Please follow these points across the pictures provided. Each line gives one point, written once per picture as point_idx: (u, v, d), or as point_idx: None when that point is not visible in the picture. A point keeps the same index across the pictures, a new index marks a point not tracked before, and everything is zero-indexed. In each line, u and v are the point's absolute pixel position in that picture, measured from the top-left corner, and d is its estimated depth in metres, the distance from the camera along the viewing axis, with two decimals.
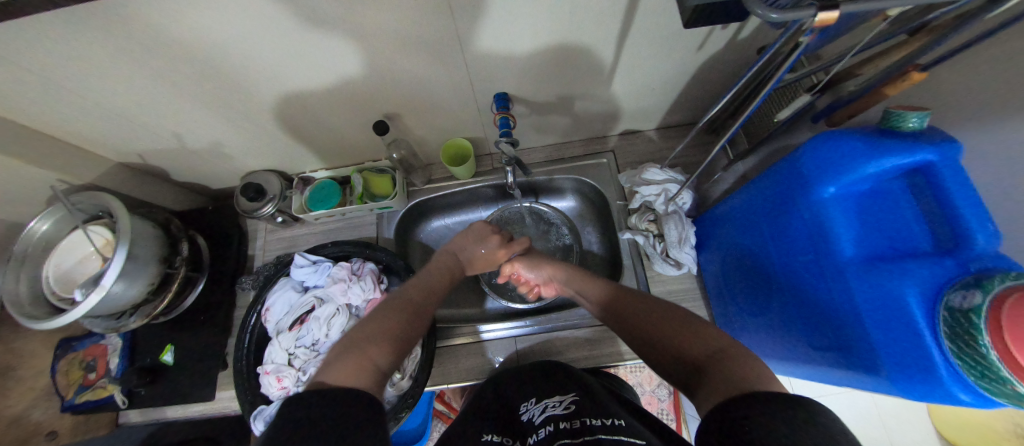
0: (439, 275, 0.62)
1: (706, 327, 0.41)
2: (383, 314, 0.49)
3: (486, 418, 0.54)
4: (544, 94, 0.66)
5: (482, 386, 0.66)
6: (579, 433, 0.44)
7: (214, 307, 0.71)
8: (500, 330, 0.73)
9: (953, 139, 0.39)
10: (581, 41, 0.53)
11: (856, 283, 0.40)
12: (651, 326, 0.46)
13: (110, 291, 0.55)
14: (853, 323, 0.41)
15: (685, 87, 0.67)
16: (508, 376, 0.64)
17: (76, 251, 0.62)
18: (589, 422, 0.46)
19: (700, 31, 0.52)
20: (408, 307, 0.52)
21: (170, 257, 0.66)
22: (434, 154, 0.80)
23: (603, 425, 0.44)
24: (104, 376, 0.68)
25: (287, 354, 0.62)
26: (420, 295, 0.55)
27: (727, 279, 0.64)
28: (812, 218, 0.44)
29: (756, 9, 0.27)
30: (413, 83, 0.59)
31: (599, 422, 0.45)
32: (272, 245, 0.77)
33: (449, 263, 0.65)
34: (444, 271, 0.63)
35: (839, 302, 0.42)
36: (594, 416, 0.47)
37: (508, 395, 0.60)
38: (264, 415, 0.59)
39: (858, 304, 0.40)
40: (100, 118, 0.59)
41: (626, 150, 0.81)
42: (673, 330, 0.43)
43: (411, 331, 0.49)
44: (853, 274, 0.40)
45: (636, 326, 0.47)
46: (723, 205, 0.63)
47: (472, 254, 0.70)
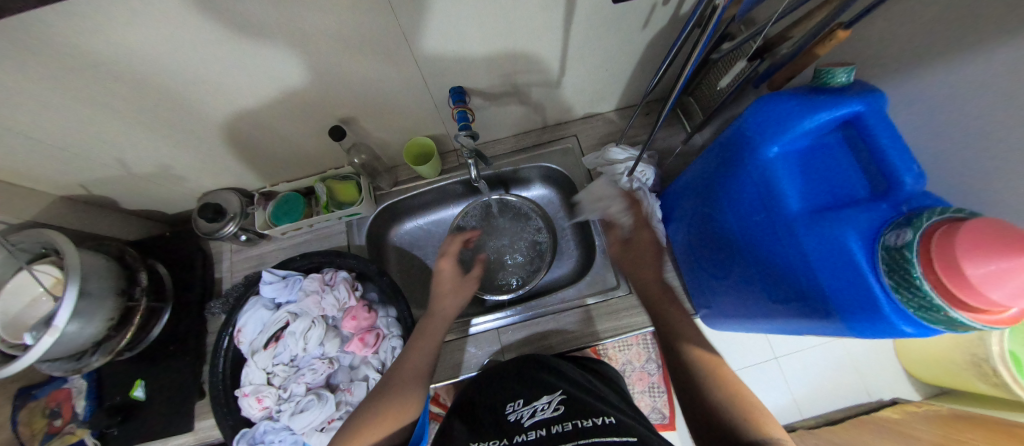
0: (418, 347, 0.56)
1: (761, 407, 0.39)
2: (382, 394, 0.50)
3: (475, 426, 0.53)
4: (500, 84, 0.66)
5: (467, 388, 0.66)
6: (570, 436, 0.44)
7: (183, 336, 0.68)
8: (488, 322, 0.73)
9: (876, 90, 0.42)
10: (527, 29, 0.53)
11: (805, 235, 0.42)
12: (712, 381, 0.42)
13: (64, 331, 0.53)
14: (806, 273, 0.43)
15: (636, 66, 0.68)
16: (492, 373, 0.66)
17: (23, 293, 0.58)
18: (579, 423, 0.46)
19: (642, 8, 0.53)
20: (398, 380, 0.52)
21: (129, 288, 0.63)
22: (397, 156, 0.79)
23: (593, 425, 0.44)
24: (71, 421, 0.64)
25: (265, 373, 0.61)
26: (406, 372, 0.53)
27: (696, 246, 0.66)
28: (761, 183, 0.46)
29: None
30: (364, 85, 0.58)
31: (588, 422, 0.45)
32: (240, 264, 0.75)
33: (436, 324, 0.60)
34: (427, 335, 0.58)
35: (792, 254, 0.44)
36: (583, 416, 0.47)
37: (497, 394, 0.60)
38: (249, 436, 0.59)
39: (809, 256, 0.42)
40: (30, 151, 0.56)
41: (588, 133, 0.82)
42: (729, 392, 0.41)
43: (399, 416, 0.49)
44: (803, 229, 0.42)
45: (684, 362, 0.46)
46: (686, 173, 0.65)
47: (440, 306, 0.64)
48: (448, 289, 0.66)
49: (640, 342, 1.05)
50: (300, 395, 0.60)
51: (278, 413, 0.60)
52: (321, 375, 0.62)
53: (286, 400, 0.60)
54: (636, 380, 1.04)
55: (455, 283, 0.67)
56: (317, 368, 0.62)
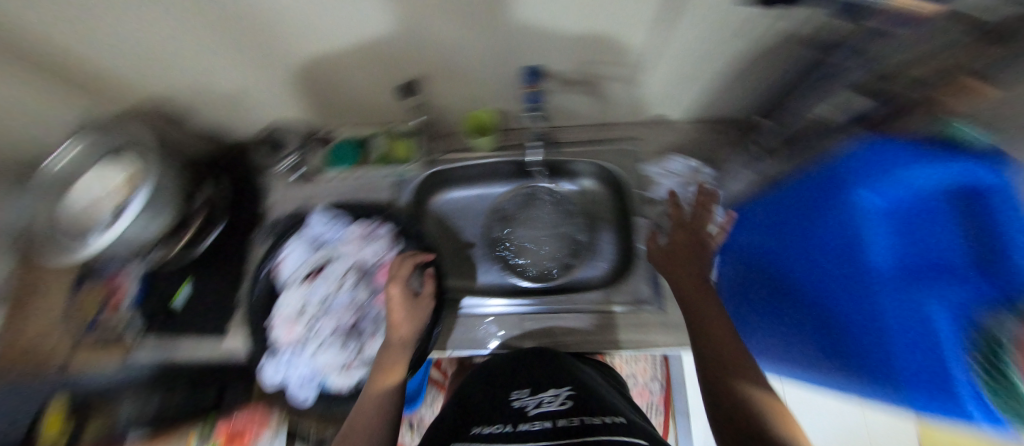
0: (377, 389, 0.54)
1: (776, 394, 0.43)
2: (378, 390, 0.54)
3: (474, 414, 0.53)
4: (578, 71, 0.64)
5: (462, 385, 0.65)
6: (578, 429, 0.43)
7: (230, 254, 0.72)
8: (500, 305, 0.74)
9: None
10: (623, 17, 0.51)
11: (886, 299, 0.40)
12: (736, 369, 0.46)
13: (128, 230, 0.56)
14: (876, 333, 0.41)
15: (723, 76, 0.64)
16: (495, 364, 0.65)
17: (96, 187, 0.62)
18: (587, 420, 0.45)
19: (752, 16, 0.50)
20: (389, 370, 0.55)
21: (188, 203, 0.65)
22: (455, 124, 0.79)
23: (603, 423, 0.43)
24: (117, 311, 0.69)
25: (298, 305, 0.63)
26: (365, 419, 0.51)
27: (745, 282, 0.63)
28: (846, 233, 0.45)
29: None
30: (445, 47, 0.57)
31: (596, 418, 0.45)
32: (287, 197, 0.75)
33: (393, 354, 0.57)
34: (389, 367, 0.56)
35: (865, 309, 0.42)
36: (592, 414, 0.46)
37: (498, 384, 0.60)
38: (273, 360, 0.62)
39: (886, 318, 0.40)
40: (121, 55, 0.58)
41: (652, 139, 0.78)
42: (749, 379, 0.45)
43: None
44: (885, 292, 0.40)
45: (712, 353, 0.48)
46: (756, 204, 0.62)
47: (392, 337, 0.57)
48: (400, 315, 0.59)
49: (648, 359, 1.04)
50: (326, 333, 0.62)
51: (302, 345, 0.62)
52: (348, 319, 0.63)
53: (313, 335, 0.62)
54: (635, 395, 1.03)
55: (406, 308, 0.60)
56: (346, 312, 0.64)
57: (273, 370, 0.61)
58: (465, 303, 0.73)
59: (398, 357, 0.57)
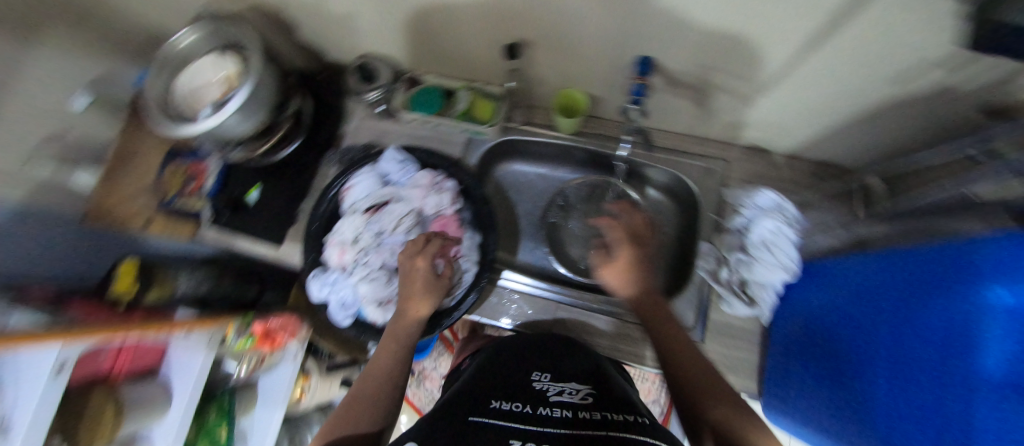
0: (386, 349, 0.54)
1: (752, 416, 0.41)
2: (384, 353, 0.53)
3: (491, 385, 0.52)
4: (693, 73, 0.60)
5: (478, 360, 0.63)
6: (597, 422, 0.41)
7: (302, 167, 0.76)
8: (531, 287, 0.73)
9: None
10: (767, 33, 0.46)
11: (982, 408, 0.32)
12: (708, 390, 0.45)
13: (228, 119, 0.59)
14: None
15: (854, 114, 0.58)
16: (511, 345, 0.65)
17: (203, 72, 0.65)
18: (608, 415, 0.43)
19: (925, 61, 0.43)
20: (398, 335, 0.55)
21: (281, 108, 0.69)
22: (542, 97, 0.77)
23: (625, 419, 0.41)
24: (197, 192, 0.74)
25: (354, 233, 0.65)
26: (379, 370, 0.51)
27: (806, 342, 0.57)
28: (956, 325, 0.37)
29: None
30: (561, 20, 0.54)
31: (617, 415, 0.43)
32: (363, 130, 0.79)
33: (403, 328, 0.55)
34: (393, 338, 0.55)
35: (951, 417, 0.34)
36: (613, 411, 0.44)
37: (515, 365, 0.59)
38: (321, 277, 0.65)
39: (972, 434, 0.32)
40: None
41: (740, 165, 0.74)
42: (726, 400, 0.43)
43: (382, 416, 0.46)
44: (982, 400, 0.32)
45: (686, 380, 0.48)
46: (842, 262, 0.55)
47: (405, 309, 0.56)
48: (417, 290, 0.56)
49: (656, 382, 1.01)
50: (372, 267, 0.63)
51: (348, 270, 0.64)
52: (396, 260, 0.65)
53: (359, 265, 0.63)
54: None
55: (426, 284, 0.56)
56: (395, 252, 0.65)
57: (319, 287, 0.64)
58: (503, 276, 0.73)
59: (407, 331, 0.55)
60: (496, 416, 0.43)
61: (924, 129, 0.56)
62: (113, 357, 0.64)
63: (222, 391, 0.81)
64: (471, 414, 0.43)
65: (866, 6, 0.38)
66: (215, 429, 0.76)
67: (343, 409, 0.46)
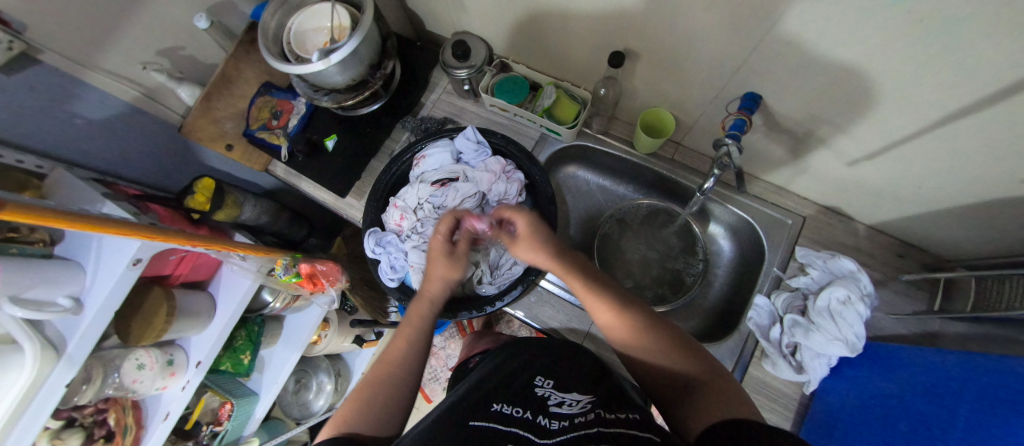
0: (403, 334, 0.54)
1: (690, 348, 0.47)
2: (398, 340, 0.54)
3: (494, 384, 0.51)
4: (801, 120, 0.57)
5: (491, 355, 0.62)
6: (592, 425, 0.40)
7: (380, 128, 0.77)
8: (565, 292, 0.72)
9: None
10: (900, 97, 0.45)
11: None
12: (651, 346, 0.48)
13: (329, 68, 0.62)
14: None
15: (969, 204, 0.54)
16: (524, 341, 0.61)
17: (317, 18, 0.69)
18: (603, 415, 0.42)
19: None
20: (411, 322, 0.55)
21: (376, 67, 0.71)
22: (628, 111, 0.75)
23: (616, 419, 0.40)
24: (281, 128, 0.77)
25: (417, 202, 0.66)
26: (395, 355, 0.52)
27: (849, 422, 0.53)
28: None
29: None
30: (682, 39, 0.53)
31: (612, 415, 0.42)
32: (442, 105, 0.81)
33: (420, 310, 0.55)
34: (412, 319, 0.55)
35: None
36: (608, 410, 0.43)
37: (520, 367, 0.55)
38: (377, 236, 0.66)
39: None
40: None
41: (817, 226, 0.71)
42: (665, 346, 0.47)
43: (388, 410, 0.47)
44: None
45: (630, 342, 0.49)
46: (935, 360, 0.48)
47: (425, 291, 0.55)
48: (439, 270, 0.54)
49: None
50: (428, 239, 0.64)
51: (404, 236, 0.65)
52: None
53: (416, 234, 0.65)
54: None
55: (447, 262, 0.54)
56: None
57: (373, 246, 0.65)
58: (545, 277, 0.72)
59: (424, 312, 0.55)
60: (494, 421, 0.42)
61: None
62: (177, 262, 0.67)
63: (254, 318, 0.83)
64: (471, 418, 0.43)
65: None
66: (240, 352, 0.78)
67: (357, 398, 0.48)
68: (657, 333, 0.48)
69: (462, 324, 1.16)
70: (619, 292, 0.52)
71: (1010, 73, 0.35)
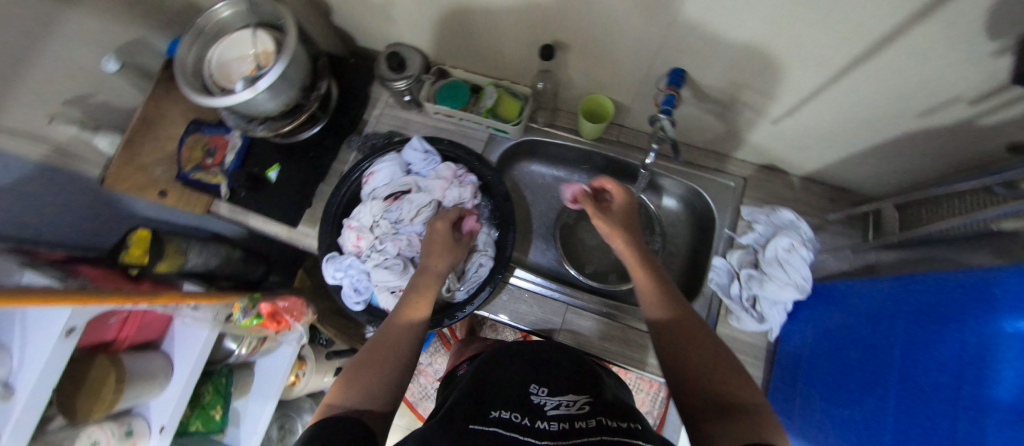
0: (415, 304, 0.53)
1: (741, 376, 0.41)
2: (409, 302, 0.53)
3: (489, 394, 0.49)
4: (723, 89, 0.61)
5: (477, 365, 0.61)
6: (587, 431, 0.37)
7: (324, 151, 0.75)
8: (539, 285, 0.72)
9: None
10: (805, 54, 0.48)
11: (994, 431, 0.31)
12: (697, 358, 0.44)
13: (258, 96, 0.60)
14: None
15: (878, 144, 0.60)
16: (513, 348, 0.63)
17: (238, 47, 0.66)
18: (604, 421, 0.39)
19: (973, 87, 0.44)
20: (420, 295, 0.54)
21: (310, 89, 0.69)
22: (569, 101, 0.77)
23: (618, 426, 0.37)
24: (218, 166, 0.74)
25: (372, 220, 0.65)
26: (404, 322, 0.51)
27: (816, 359, 0.57)
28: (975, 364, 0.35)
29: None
30: (606, 26, 0.55)
31: (615, 423, 0.38)
32: (387, 118, 0.80)
33: (428, 280, 0.56)
34: (422, 292, 0.55)
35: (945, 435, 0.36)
36: (610, 417, 0.40)
37: (513, 377, 0.54)
38: (335, 261, 0.64)
39: None
40: None
41: (757, 184, 0.75)
42: (713, 365, 0.43)
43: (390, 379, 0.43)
44: (993, 424, 0.31)
45: (679, 349, 0.47)
46: (868, 286, 0.53)
47: (427, 265, 0.57)
48: (438, 248, 0.58)
49: (650, 392, 1.08)
50: (389, 255, 0.63)
51: (365, 257, 0.64)
52: (412, 250, 0.65)
53: (376, 252, 0.64)
54: None
55: (447, 242, 0.59)
56: (411, 242, 0.65)
57: (332, 272, 0.63)
58: (514, 273, 0.72)
59: (432, 284, 0.56)
60: (492, 426, 0.41)
61: (946, 163, 0.57)
62: (119, 326, 0.62)
63: (219, 369, 0.77)
64: (471, 422, 0.42)
65: (911, 30, 0.39)
66: (210, 408, 0.73)
67: (362, 362, 0.44)
68: (701, 349, 0.45)
69: (446, 336, 1.15)
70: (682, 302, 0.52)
71: (889, 18, 0.39)
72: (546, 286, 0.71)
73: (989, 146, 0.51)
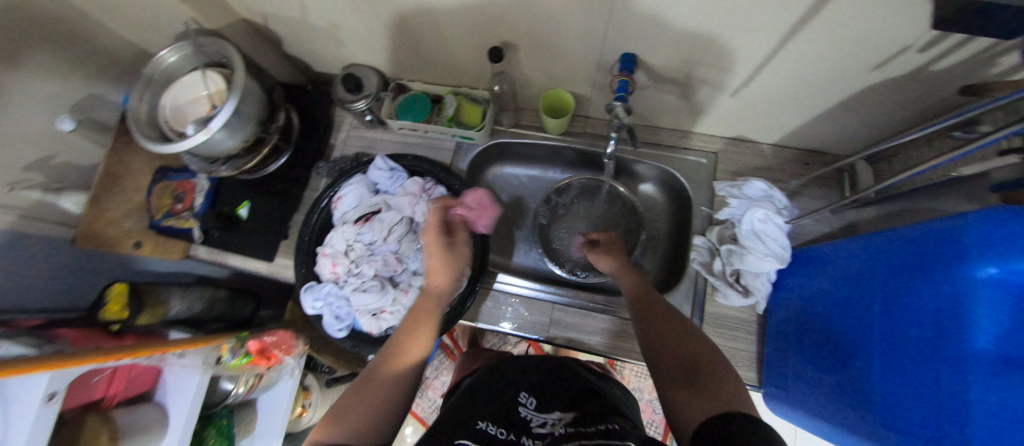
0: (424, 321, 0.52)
1: (702, 344, 0.44)
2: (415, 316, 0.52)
3: (476, 403, 0.49)
4: (676, 68, 0.60)
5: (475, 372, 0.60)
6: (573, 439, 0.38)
7: (292, 181, 0.75)
8: (524, 288, 0.71)
9: None
10: (747, 24, 0.48)
11: (978, 383, 0.33)
12: (669, 339, 0.46)
13: (215, 136, 0.59)
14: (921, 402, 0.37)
15: (838, 103, 0.60)
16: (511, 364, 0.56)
17: (190, 90, 0.66)
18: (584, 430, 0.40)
19: (918, 35, 0.44)
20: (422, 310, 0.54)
21: (268, 122, 0.69)
22: (530, 99, 0.76)
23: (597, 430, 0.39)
24: (188, 210, 0.74)
25: (345, 244, 0.65)
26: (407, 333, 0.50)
27: (801, 325, 0.57)
28: (944, 317, 0.37)
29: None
30: (549, 20, 0.54)
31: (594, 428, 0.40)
32: (353, 141, 0.80)
33: (432, 303, 0.55)
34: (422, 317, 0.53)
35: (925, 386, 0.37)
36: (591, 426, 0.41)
37: (504, 376, 0.54)
38: (313, 291, 0.63)
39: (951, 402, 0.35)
40: None
41: (728, 157, 0.75)
42: (681, 339, 0.45)
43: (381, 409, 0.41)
44: (976, 375, 0.33)
45: (654, 329, 0.48)
46: (841, 247, 0.53)
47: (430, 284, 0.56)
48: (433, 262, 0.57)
49: None
50: (366, 277, 0.63)
51: (342, 282, 0.64)
52: (389, 269, 0.64)
53: (353, 276, 0.63)
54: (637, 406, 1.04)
55: (444, 254, 0.58)
56: (387, 261, 0.64)
57: (311, 301, 0.63)
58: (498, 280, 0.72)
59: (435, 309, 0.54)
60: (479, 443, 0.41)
61: (908, 110, 0.57)
62: (106, 382, 0.62)
63: (219, 411, 0.75)
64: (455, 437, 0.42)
65: None
66: None
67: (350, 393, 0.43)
68: (678, 329, 0.47)
69: (449, 348, 1.15)
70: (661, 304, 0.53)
71: None
72: (533, 288, 0.70)
73: (946, 89, 0.51)
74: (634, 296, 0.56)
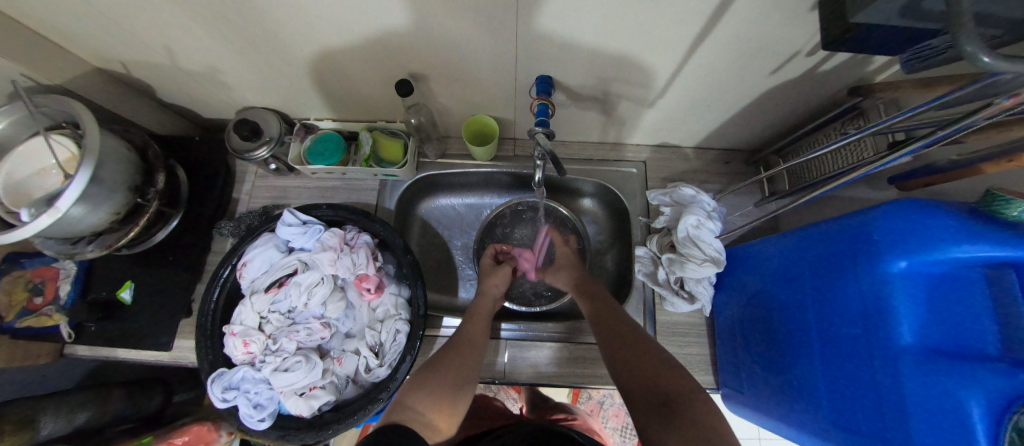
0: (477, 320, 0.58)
1: (672, 366, 0.44)
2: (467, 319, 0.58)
3: None
4: (592, 86, 0.59)
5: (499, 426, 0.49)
6: None
7: (186, 249, 0.65)
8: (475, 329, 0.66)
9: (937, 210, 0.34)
10: (650, 40, 0.47)
11: (912, 378, 0.33)
12: (634, 365, 0.45)
13: (67, 214, 0.48)
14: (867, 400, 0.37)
15: (744, 107, 0.62)
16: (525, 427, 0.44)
17: (33, 160, 0.54)
18: None
19: (801, 41, 0.46)
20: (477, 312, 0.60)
21: (143, 186, 0.58)
22: (454, 126, 0.73)
23: None
24: (51, 303, 0.60)
25: (258, 318, 0.56)
26: (476, 334, 0.56)
27: (748, 325, 0.57)
28: (868, 313, 0.37)
29: (965, 48, 0.21)
30: (452, 50, 0.51)
31: None
32: (260, 192, 0.72)
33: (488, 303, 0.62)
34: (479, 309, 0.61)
35: (867, 389, 0.37)
36: None
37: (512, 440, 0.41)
38: (224, 379, 0.54)
39: (895, 395, 0.34)
40: (64, 19, 0.47)
41: (657, 164, 0.76)
42: (640, 360, 0.45)
43: (457, 391, 0.47)
44: (908, 369, 0.33)
45: (621, 353, 0.47)
46: (768, 247, 0.54)
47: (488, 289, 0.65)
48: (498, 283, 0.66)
49: None
50: (287, 352, 0.55)
51: (261, 363, 0.55)
52: (315, 337, 0.57)
53: (272, 353, 0.55)
54: (610, 416, 1.03)
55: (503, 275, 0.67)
56: (312, 328, 0.57)
57: (222, 393, 0.53)
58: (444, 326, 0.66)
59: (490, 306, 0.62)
60: None
61: (805, 108, 0.61)
62: None
63: None
64: None
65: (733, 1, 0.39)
66: None
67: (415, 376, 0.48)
68: (643, 349, 0.47)
69: None
70: (624, 319, 0.52)
71: None
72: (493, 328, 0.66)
73: (835, 87, 0.54)
74: (596, 320, 0.54)
